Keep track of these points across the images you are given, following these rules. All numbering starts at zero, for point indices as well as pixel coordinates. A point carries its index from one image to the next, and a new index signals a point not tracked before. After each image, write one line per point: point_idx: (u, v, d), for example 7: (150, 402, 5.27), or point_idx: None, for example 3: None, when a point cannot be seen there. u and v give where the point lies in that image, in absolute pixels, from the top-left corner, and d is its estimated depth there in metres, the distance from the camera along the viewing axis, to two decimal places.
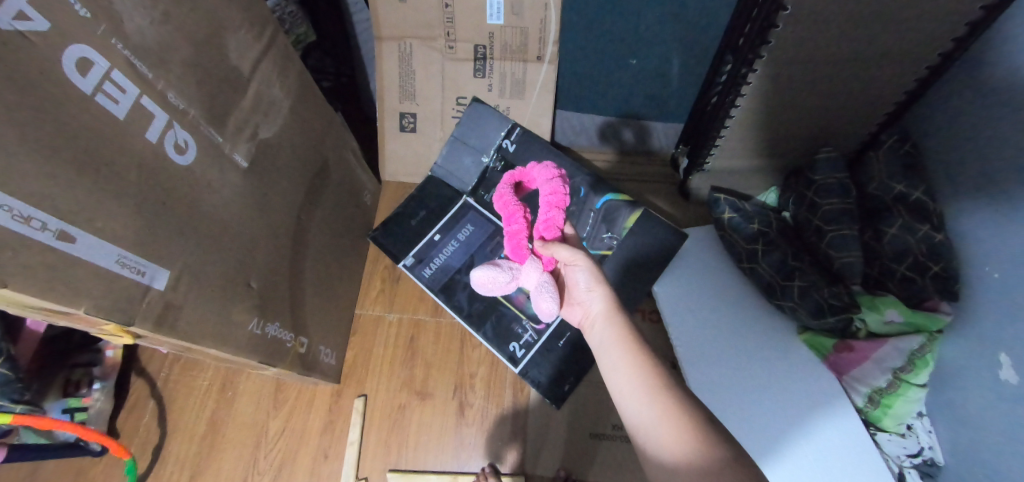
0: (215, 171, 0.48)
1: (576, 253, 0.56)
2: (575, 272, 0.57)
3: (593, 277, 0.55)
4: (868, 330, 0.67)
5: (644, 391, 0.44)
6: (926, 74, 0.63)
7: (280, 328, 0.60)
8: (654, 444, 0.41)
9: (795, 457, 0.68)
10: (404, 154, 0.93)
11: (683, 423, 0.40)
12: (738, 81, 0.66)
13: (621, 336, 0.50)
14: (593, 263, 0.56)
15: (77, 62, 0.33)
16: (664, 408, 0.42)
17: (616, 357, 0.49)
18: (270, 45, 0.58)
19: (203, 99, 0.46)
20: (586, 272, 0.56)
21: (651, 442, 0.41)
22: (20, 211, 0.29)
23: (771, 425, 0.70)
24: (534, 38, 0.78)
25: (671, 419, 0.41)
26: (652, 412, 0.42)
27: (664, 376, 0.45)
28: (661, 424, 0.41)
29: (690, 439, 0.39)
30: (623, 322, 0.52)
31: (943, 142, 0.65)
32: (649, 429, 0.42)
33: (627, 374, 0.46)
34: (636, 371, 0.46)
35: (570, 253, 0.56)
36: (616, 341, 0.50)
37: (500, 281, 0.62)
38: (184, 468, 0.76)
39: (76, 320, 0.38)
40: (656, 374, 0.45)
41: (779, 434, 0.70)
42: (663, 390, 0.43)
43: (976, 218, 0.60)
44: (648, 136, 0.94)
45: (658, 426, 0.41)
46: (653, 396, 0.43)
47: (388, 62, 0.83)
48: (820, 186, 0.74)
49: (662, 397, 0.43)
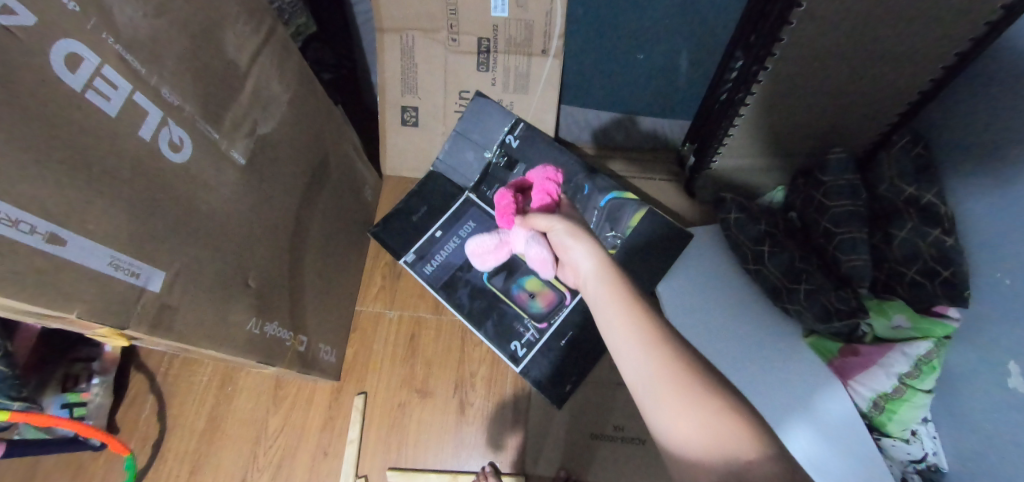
0: (212, 169, 0.47)
1: (552, 219, 0.49)
2: (556, 238, 0.49)
3: (572, 237, 0.46)
4: (874, 334, 0.66)
5: (641, 350, 0.35)
6: (943, 74, 0.61)
7: (279, 327, 0.59)
8: (655, 409, 0.33)
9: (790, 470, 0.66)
10: (406, 149, 0.92)
11: (688, 388, 0.32)
12: (749, 79, 0.65)
13: (615, 285, 0.40)
14: (573, 222, 0.48)
15: (65, 58, 0.32)
16: (669, 369, 0.33)
17: (609, 312, 0.39)
18: (268, 37, 0.56)
19: (199, 94, 0.45)
20: (565, 234, 0.47)
21: (654, 408, 0.33)
22: (7, 214, 0.28)
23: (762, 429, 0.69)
24: (539, 31, 0.76)
25: (674, 378, 0.33)
26: (652, 369, 0.34)
27: (666, 328, 0.36)
28: (663, 385, 0.33)
29: (703, 404, 0.31)
30: (615, 275, 0.41)
31: (957, 143, 0.63)
32: (649, 395, 0.33)
33: (621, 328, 0.37)
34: (633, 324, 0.37)
35: (546, 221, 0.50)
36: (604, 293, 0.41)
37: (487, 246, 0.76)
38: (184, 463, 0.77)
39: (67, 324, 0.37)
40: (655, 327, 0.36)
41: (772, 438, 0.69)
42: (664, 344, 0.35)
43: (988, 222, 0.59)
44: (654, 132, 0.93)
45: (661, 388, 0.33)
46: (654, 351, 0.34)
47: (390, 54, 0.82)
48: (830, 188, 0.72)
49: (665, 352, 0.34)
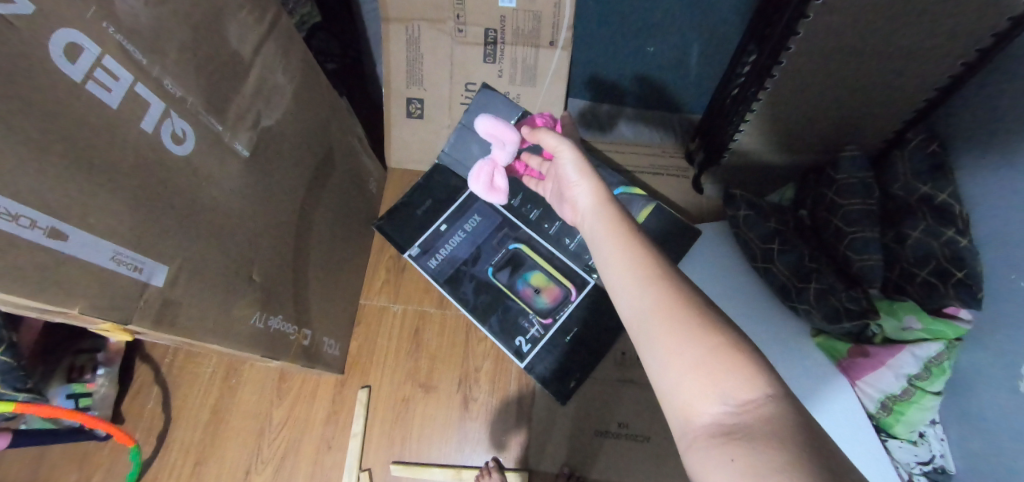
0: (215, 162, 0.46)
1: (561, 140, 0.50)
2: (562, 163, 0.51)
3: (578, 166, 0.49)
4: (884, 335, 0.65)
5: (638, 287, 0.35)
6: (961, 71, 0.59)
7: (283, 321, 0.59)
8: (648, 343, 0.33)
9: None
10: (411, 141, 0.91)
11: (683, 321, 0.32)
12: (763, 73, 0.64)
13: (613, 227, 0.41)
14: (580, 152, 0.50)
15: (65, 47, 0.31)
16: (664, 301, 0.33)
17: (606, 249, 0.40)
18: (273, 27, 0.55)
19: (201, 85, 0.44)
20: (572, 164, 0.50)
21: (646, 342, 0.34)
22: (7, 209, 0.27)
23: None
24: (548, 22, 0.74)
25: (668, 312, 0.33)
26: (645, 304, 0.34)
27: (663, 268, 0.37)
28: (657, 319, 0.33)
29: (698, 340, 0.31)
30: (615, 212, 0.43)
31: (974, 142, 0.62)
32: (644, 329, 0.34)
33: (617, 269, 0.38)
34: (629, 264, 0.37)
35: (555, 140, 0.50)
36: (607, 236, 0.41)
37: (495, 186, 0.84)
38: (189, 454, 0.77)
39: (71, 318, 0.37)
40: (652, 266, 0.36)
41: None
42: (660, 281, 0.35)
43: (1004, 223, 0.57)
44: (662, 126, 0.91)
45: (654, 322, 0.33)
46: (648, 288, 0.35)
47: (396, 44, 0.80)
48: (842, 186, 0.71)
49: (659, 288, 0.35)
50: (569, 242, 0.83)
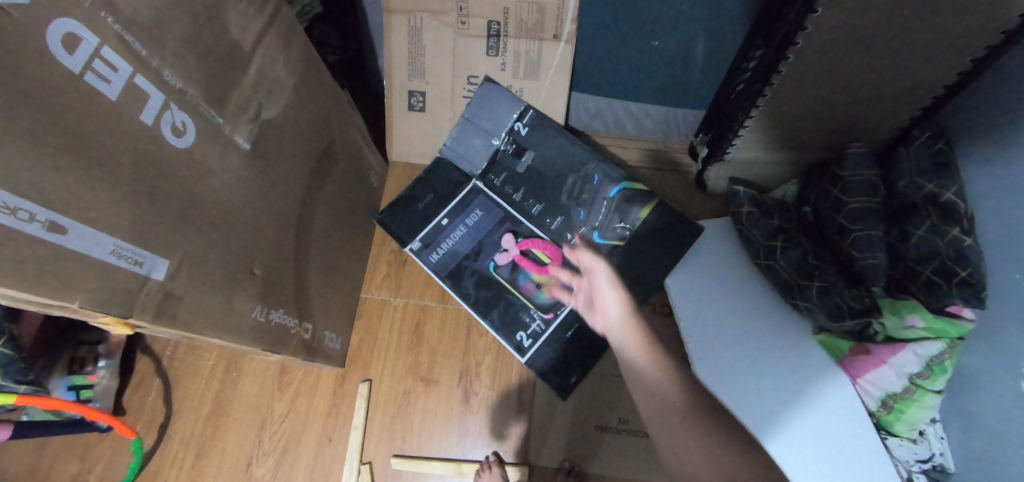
0: (215, 154, 0.45)
1: (597, 258, 0.57)
2: (595, 277, 0.57)
3: (611, 281, 0.57)
4: (886, 334, 0.64)
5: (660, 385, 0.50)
6: (970, 68, 0.58)
7: (284, 314, 0.58)
8: (665, 427, 0.48)
9: (791, 462, 0.67)
10: (412, 134, 0.90)
11: (698, 427, 0.48)
12: (769, 69, 0.63)
13: (638, 335, 0.53)
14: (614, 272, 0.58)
15: (63, 38, 0.31)
16: (676, 400, 0.49)
17: (632, 352, 0.52)
18: (274, 17, 0.54)
19: (201, 77, 0.44)
20: (605, 277, 0.57)
21: (666, 424, 0.48)
22: (5, 203, 0.27)
23: (760, 425, 0.69)
24: (551, 15, 0.73)
25: (673, 389, 0.49)
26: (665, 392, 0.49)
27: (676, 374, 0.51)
28: (666, 391, 0.49)
29: (707, 438, 0.47)
30: (639, 324, 0.54)
31: (980, 139, 0.61)
32: (665, 420, 0.49)
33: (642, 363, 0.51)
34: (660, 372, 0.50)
35: (592, 258, 0.57)
36: (635, 346, 0.52)
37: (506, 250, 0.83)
38: (191, 446, 0.77)
39: (71, 312, 0.36)
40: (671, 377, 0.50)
41: (769, 434, 0.69)
42: (675, 384, 0.50)
43: (1010, 222, 0.57)
44: (665, 121, 0.90)
45: (666, 396, 0.49)
46: (665, 387, 0.50)
47: (398, 36, 0.79)
48: (847, 183, 0.70)
49: (675, 388, 0.50)
50: (570, 238, 0.83)
